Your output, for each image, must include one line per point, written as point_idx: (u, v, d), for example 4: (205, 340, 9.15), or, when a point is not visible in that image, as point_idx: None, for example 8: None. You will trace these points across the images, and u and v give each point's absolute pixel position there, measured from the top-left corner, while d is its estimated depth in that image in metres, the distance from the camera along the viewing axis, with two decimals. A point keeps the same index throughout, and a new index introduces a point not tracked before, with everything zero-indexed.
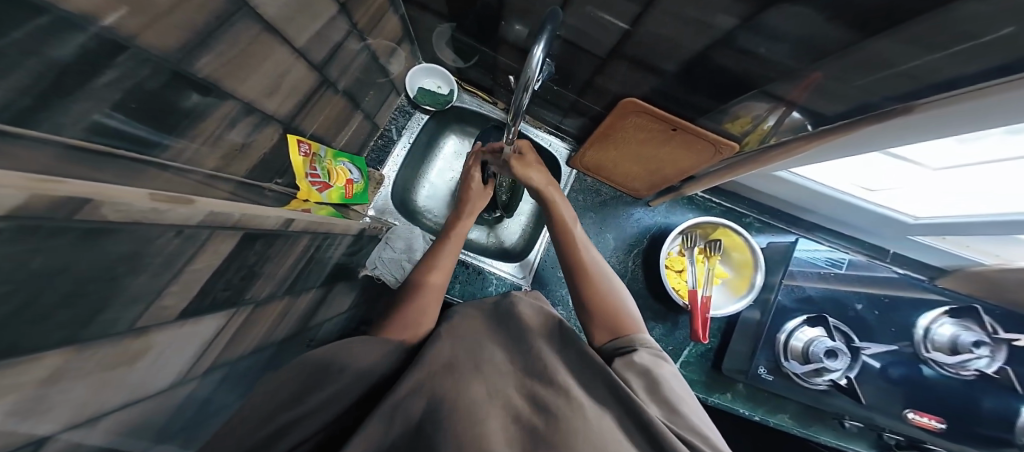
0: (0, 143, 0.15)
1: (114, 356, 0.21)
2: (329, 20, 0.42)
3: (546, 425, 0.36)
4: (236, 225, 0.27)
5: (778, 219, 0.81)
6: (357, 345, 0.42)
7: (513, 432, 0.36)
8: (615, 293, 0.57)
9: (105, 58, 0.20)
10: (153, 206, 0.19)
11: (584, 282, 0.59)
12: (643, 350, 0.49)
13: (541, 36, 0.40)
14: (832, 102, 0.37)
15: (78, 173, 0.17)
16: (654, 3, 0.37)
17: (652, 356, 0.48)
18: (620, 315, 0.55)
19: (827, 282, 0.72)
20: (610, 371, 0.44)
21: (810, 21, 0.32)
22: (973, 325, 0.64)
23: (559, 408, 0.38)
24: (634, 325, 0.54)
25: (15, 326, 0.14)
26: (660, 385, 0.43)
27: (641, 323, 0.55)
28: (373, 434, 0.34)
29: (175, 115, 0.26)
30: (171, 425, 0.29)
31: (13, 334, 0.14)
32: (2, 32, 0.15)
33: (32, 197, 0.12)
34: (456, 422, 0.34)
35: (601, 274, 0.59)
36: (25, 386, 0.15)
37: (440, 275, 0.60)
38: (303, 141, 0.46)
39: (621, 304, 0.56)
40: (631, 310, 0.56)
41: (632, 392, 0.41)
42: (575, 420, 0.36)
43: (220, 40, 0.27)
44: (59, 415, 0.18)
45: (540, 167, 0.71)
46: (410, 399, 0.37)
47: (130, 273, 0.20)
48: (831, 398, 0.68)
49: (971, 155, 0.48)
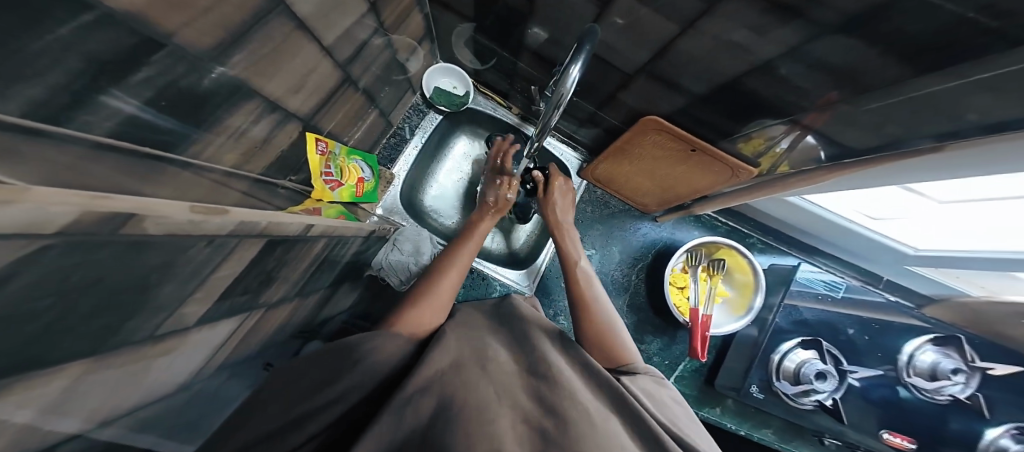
0: (16, 141, 0.13)
1: (129, 364, 0.19)
2: (358, 18, 0.40)
3: (553, 427, 0.36)
4: (261, 233, 0.25)
5: (781, 242, 0.85)
6: (379, 335, 0.42)
7: (525, 435, 0.36)
8: (612, 326, 0.56)
9: (143, 56, 0.19)
10: (190, 218, 0.17)
11: (584, 313, 0.58)
12: (646, 376, 0.50)
13: (578, 54, 0.39)
14: (858, 132, 0.37)
15: (99, 182, 0.16)
16: (693, 26, 0.37)
17: (653, 383, 0.49)
18: (616, 345, 0.54)
19: (823, 304, 0.75)
20: (620, 386, 0.43)
21: (845, 58, 0.32)
22: (954, 352, 0.65)
23: (569, 411, 0.37)
24: (631, 354, 0.53)
25: (50, 338, 0.14)
26: (665, 412, 0.43)
27: (636, 351, 0.55)
28: (385, 430, 0.33)
29: (206, 108, 0.25)
30: (181, 414, 0.28)
31: (48, 344, 0.14)
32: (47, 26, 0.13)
33: (83, 213, 0.12)
34: (463, 422, 0.34)
35: (601, 306, 0.59)
36: (45, 399, 0.15)
37: (456, 272, 0.58)
38: (320, 139, 0.45)
39: (619, 335, 0.55)
40: (627, 339, 0.56)
41: (639, 406, 0.41)
42: (582, 423, 0.36)
43: (255, 37, 0.26)
44: (64, 435, 0.16)
45: (567, 206, 0.75)
46: (420, 395, 0.36)
47: (160, 282, 0.19)
48: (815, 417, 0.71)
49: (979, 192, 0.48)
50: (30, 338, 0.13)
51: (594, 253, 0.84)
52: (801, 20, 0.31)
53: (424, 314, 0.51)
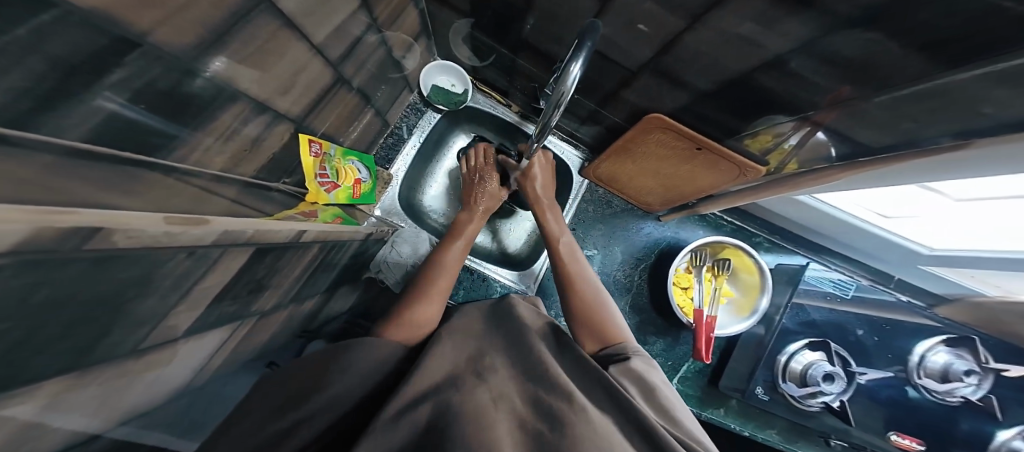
0: None
1: (107, 381, 0.18)
2: (349, 15, 0.39)
3: (552, 430, 0.35)
4: (248, 242, 0.24)
5: (788, 240, 0.82)
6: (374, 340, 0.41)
7: (519, 437, 0.35)
8: (602, 305, 0.57)
9: (114, 57, 0.18)
10: (166, 230, 0.17)
11: (575, 295, 0.59)
12: (637, 359, 0.47)
13: (579, 52, 0.38)
14: (873, 131, 0.35)
15: (64, 191, 0.15)
16: (700, 19, 0.35)
17: (645, 364, 0.47)
18: (607, 324, 0.54)
19: (833, 305, 0.73)
20: (607, 374, 0.44)
21: (863, 51, 0.30)
22: (967, 353, 0.64)
23: (566, 414, 0.37)
24: (623, 334, 0.53)
25: (17, 358, 0.13)
26: (657, 393, 0.42)
27: (628, 330, 0.54)
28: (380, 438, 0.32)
29: (188, 111, 0.24)
30: (175, 417, 0.27)
31: (17, 364, 0.13)
32: (4, 30, 0.13)
33: (38, 230, 0.11)
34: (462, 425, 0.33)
35: (589, 286, 0.60)
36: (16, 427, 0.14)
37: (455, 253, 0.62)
38: (314, 141, 0.44)
39: (610, 318, 0.55)
40: (618, 320, 0.55)
41: (627, 395, 0.41)
42: (577, 422, 0.36)
43: (237, 37, 0.25)
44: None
45: (548, 182, 0.74)
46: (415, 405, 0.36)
47: (138, 297, 0.18)
48: (822, 418, 0.69)
49: (997, 191, 0.46)
50: None
51: (596, 254, 0.83)
52: (817, 12, 0.29)
53: (442, 281, 0.57)
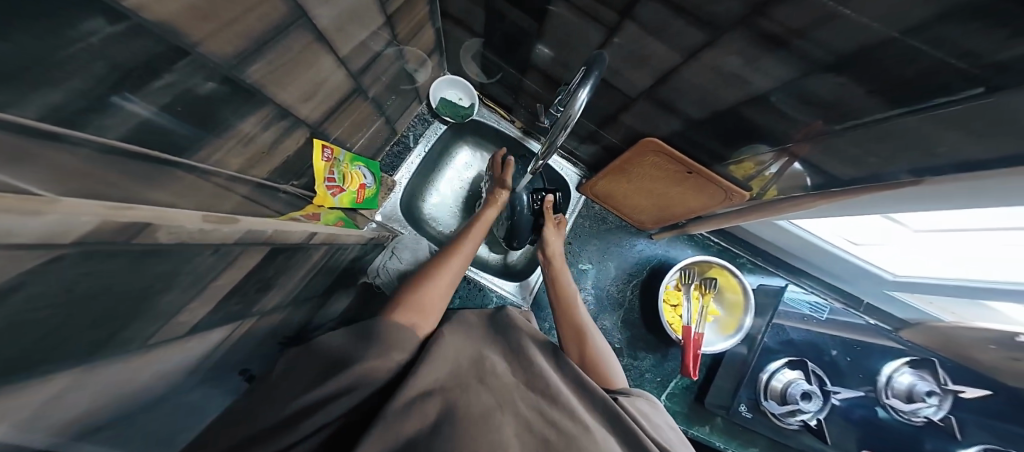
0: (30, 144, 0.13)
1: (121, 376, 0.18)
2: (374, 31, 0.41)
3: (558, 439, 0.36)
4: (266, 241, 0.26)
5: (769, 263, 0.88)
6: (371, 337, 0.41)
7: (527, 440, 0.36)
8: (600, 353, 0.57)
9: (167, 64, 0.19)
10: (201, 228, 0.18)
11: (578, 343, 0.59)
12: (639, 396, 0.49)
13: (587, 81, 0.41)
14: (844, 166, 0.39)
15: (96, 191, 0.15)
16: (695, 57, 0.39)
17: (647, 406, 0.48)
18: (603, 368, 0.55)
19: (808, 324, 0.79)
20: (617, 406, 0.43)
21: (835, 96, 0.34)
22: (928, 375, 0.68)
23: (571, 427, 0.37)
24: (617, 379, 0.54)
25: (50, 345, 0.13)
26: (661, 431, 0.43)
27: (620, 374, 0.55)
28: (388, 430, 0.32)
29: (218, 114, 0.25)
30: (175, 425, 0.26)
31: (47, 353, 0.13)
32: (60, 32, 0.13)
33: (103, 223, 0.12)
34: (463, 430, 0.33)
35: (590, 334, 0.60)
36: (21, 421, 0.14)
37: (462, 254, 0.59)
38: (326, 146, 0.44)
39: (605, 361, 0.56)
40: (614, 365, 0.56)
41: (637, 428, 0.40)
42: (582, 437, 0.36)
43: (274, 48, 0.26)
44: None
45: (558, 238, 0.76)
46: (423, 404, 0.36)
47: (164, 290, 0.19)
48: (800, 437, 0.72)
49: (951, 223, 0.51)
50: (32, 345, 0.12)
51: (590, 268, 0.85)
52: (794, 58, 0.33)
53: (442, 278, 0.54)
